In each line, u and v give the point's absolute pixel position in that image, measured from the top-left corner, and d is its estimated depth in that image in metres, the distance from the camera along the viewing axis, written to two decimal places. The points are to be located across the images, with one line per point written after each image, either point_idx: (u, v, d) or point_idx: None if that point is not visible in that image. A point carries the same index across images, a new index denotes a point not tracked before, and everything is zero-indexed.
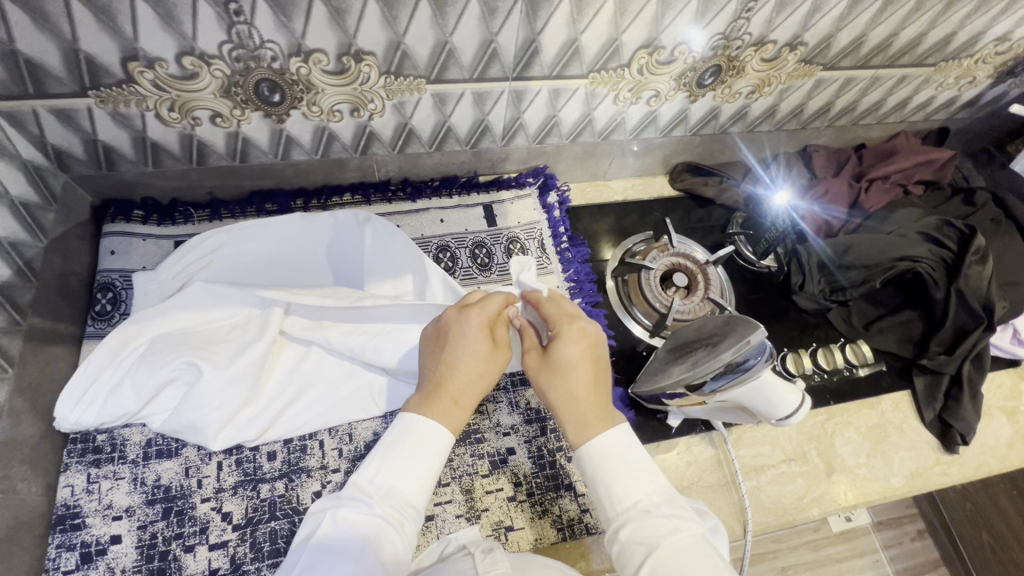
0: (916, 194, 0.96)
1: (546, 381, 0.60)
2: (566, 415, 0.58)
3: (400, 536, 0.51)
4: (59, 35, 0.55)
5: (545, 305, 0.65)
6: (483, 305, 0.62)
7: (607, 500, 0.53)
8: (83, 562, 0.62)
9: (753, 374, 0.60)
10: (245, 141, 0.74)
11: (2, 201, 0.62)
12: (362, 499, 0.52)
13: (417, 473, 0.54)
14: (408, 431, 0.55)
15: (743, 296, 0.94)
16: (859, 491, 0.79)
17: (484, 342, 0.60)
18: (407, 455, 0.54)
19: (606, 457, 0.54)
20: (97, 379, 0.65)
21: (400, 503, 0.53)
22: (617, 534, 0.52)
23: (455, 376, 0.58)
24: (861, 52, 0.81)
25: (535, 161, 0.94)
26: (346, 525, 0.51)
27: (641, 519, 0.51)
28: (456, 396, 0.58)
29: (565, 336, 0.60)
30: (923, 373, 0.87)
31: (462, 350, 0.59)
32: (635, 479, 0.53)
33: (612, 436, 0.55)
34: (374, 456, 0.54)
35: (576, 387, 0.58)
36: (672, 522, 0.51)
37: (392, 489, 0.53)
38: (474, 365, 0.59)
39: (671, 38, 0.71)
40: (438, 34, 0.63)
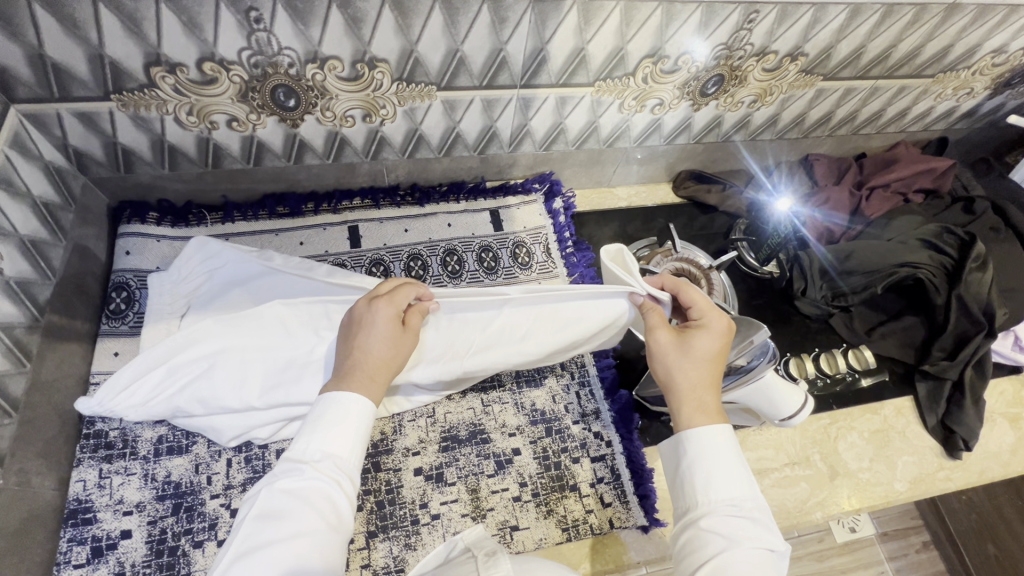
0: (916, 202, 0.98)
1: (672, 362, 0.56)
2: (682, 395, 0.55)
3: (339, 494, 0.48)
4: (87, 41, 0.57)
5: (685, 290, 0.61)
6: (394, 295, 0.58)
7: (698, 486, 0.51)
8: (94, 556, 0.62)
9: (756, 374, 0.62)
10: (259, 145, 0.76)
11: (25, 200, 0.64)
12: (296, 467, 0.48)
13: (350, 433, 0.51)
14: (328, 406, 0.51)
15: (746, 302, 0.95)
16: (861, 495, 0.80)
17: (395, 328, 0.57)
18: (336, 421, 0.51)
19: (708, 447, 0.52)
20: (144, 378, 0.63)
21: (343, 464, 0.50)
22: (696, 520, 0.50)
23: (364, 358, 0.55)
24: (861, 63, 0.83)
25: (541, 168, 0.96)
26: (284, 495, 0.47)
27: (727, 515, 0.49)
28: (370, 373, 0.54)
29: (711, 328, 0.57)
30: (926, 378, 0.88)
31: (371, 335, 0.56)
32: (730, 475, 0.50)
33: (726, 432, 0.52)
34: (304, 426, 0.51)
35: (701, 378, 0.55)
36: (757, 531, 0.48)
37: (332, 454, 0.50)
38: (385, 349, 0.56)
39: (675, 48, 0.73)
40: (449, 43, 0.65)
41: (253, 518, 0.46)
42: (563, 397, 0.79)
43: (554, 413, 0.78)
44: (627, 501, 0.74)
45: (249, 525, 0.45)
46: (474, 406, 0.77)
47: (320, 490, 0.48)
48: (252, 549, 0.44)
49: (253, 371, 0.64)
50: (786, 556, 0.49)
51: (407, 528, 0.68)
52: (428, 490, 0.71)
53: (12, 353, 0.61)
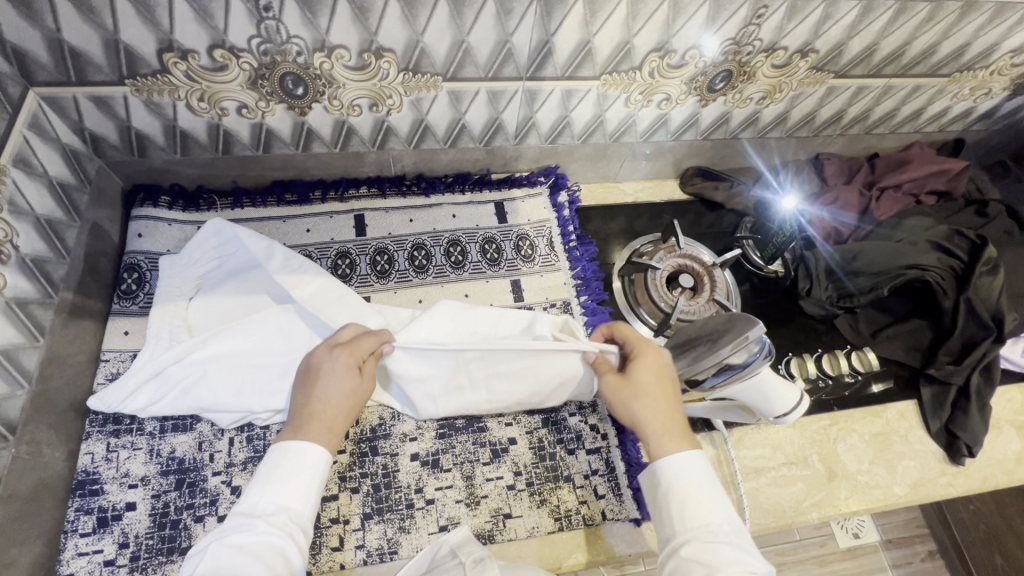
0: (928, 205, 0.96)
1: (620, 402, 0.62)
2: (648, 427, 0.60)
3: (291, 546, 0.52)
4: (102, 26, 0.59)
5: (618, 330, 0.69)
6: (356, 343, 0.64)
7: (676, 516, 0.55)
8: (99, 526, 0.65)
9: (751, 371, 0.61)
10: (269, 132, 0.77)
11: (42, 180, 0.66)
12: (248, 521, 0.52)
13: (302, 486, 0.56)
14: (280, 457, 0.56)
15: (750, 300, 0.95)
16: (859, 498, 0.79)
17: (353, 378, 0.62)
18: (289, 476, 0.55)
19: (680, 479, 0.56)
20: (146, 383, 0.68)
21: (295, 517, 0.54)
22: (677, 549, 0.54)
23: (323, 407, 0.60)
24: (874, 60, 0.82)
25: (547, 161, 0.96)
26: (233, 549, 0.50)
27: (707, 541, 0.53)
28: (327, 422, 0.60)
29: (643, 358, 0.63)
30: (931, 383, 0.86)
31: (328, 382, 0.61)
32: (705, 504, 0.55)
33: (693, 458, 0.57)
34: (256, 482, 0.55)
35: (652, 407, 0.60)
36: (738, 554, 0.52)
37: (284, 507, 0.54)
38: (340, 397, 0.61)
39: (682, 42, 0.73)
40: (455, 34, 0.66)
41: (201, 574, 0.48)
42: None
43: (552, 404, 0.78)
44: (620, 494, 0.74)
45: None
46: None
47: (271, 542, 0.51)
48: None
49: (252, 373, 0.70)
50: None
51: (402, 511, 0.69)
52: (424, 475, 0.72)
53: (25, 327, 0.63)
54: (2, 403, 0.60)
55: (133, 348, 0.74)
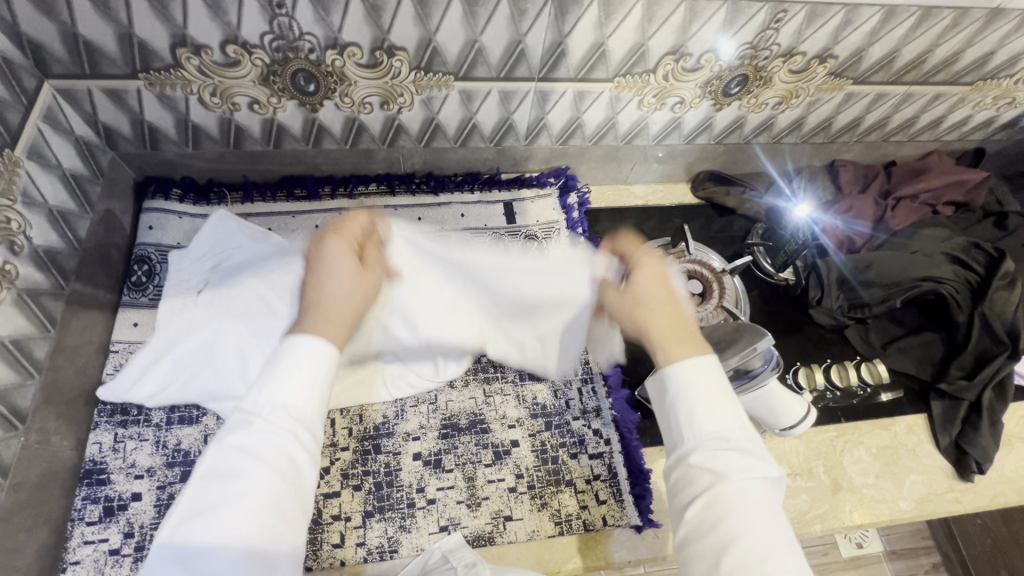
0: (945, 215, 0.94)
1: (628, 313, 0.55)
2: (656, 338, 0.52)
3: (298, 447, 0.45)
4: (117, 20, 0.59)
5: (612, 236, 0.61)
6: (346, 227, 0.59)
7: (685, 424, 0.48)
8: (105, 515, 0.65)
9: (758, 382, 0.60)
10: (280, 128, 0.77)
11: (55, 172, 0.67)
12: (247, 419, 0.45)
13: (310, 381, 0.47)
14: (285, 353, 0.48)
15: (758, 308, 0.94)
16: (864, 511, 0.78)
17: (351, 262, 0.56)
18: (291, 370, 0.47)
19: (692, 384, 0.49)
20: (155, 368, 0.70)
21: (300, 413, 0.46)
22: (686, 457, 0.47)
23: (323, 294, 0.53)
24: (894, 67, 0.80)
25: (557, 162, 0.95)
26: (233, 450, 0.43)
27: (717, 450, 0.46)
28: (327, 311, 0.52)
29: (642, 268, 0.57)
30: (941, 398, 0.85)
31: (328, 269, 0.55)
32: (714, 407, 0.48)
33: (706, 365, 0.49)
34: (257, 377, 0.47)
35: (661, 318, 0.53)
36: (749, 463, 0.46)
37: (287, 404, 0.46)
38: (343, 284, 0.55)
39: (698, 45, 0.72)
40: (468, 33, 0.66)
41: (199, 477, 0.42)
42: (564, 393, 0.79)
43: (555, 408, 0.78)
44: (622, 500, 0.74)
45: (197, 484, 0.42)
46: (475, 396, 0.77)
47: (274, 442, 0.44)
48: (199, 509, 0.41)
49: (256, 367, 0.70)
50: (778, 479, 0.47)
51: (403, 510, 0.70)
52: (425, 475, 0.72)
53: (37, 318, 0.63)
54: (9, 391, 0.60)
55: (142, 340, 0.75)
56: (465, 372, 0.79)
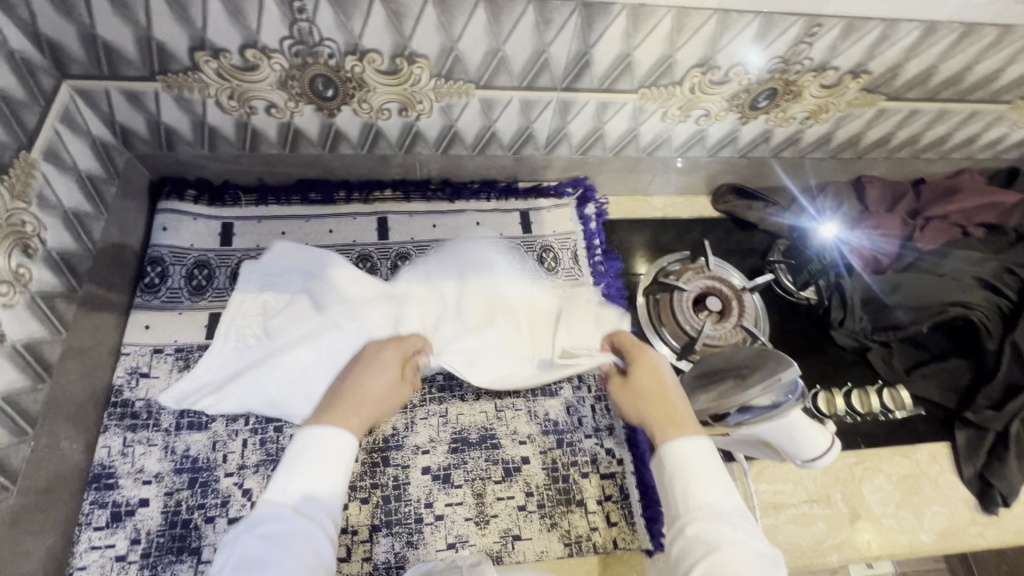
0: (977, 237, 0.90)
1: (626, 395, 0.61)
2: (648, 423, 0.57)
3: (323, 539, 0.47)
4: (136, 22, 0.58)
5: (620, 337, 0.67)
6: (402, 340, 0.66)
7: (679, 495, 0.50)
8: (112, 520, 0.65)
9: (780, 411, 0.58)
10: (296, 132, 0.76)
11: (70, 173, 0.66)
12: (277, 512, 0.47)
13: (330, 470, 0.51)
14: (313, 442, 0.51)
15: (778, 327, 0.91)
16: (883, 542, 0.76)
17: (394, 373, 0.62)
18: (322, 468, 0.50)
19: (685, 460, 0.52)
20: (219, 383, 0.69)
21: (319, 504, 0.49)
22: (683, 528, 0.49)
23: (357, 392, 0.59)
24: (930, 84, 0.78)
25: (576, 171, 0.93)
26: (263, 539, 0.45)
27: (712, 520, 0.48)
28: (355, 408, 0.56)
29: (644, 362, 0.63)
30: (967, 426, 0.83)
31: (370, 373, 0.61)
32: (711, 481, 0.50)
33: (700, 445, 0.53)
34: (282, 469, 0.50)
35: (651, 408, 0.59)
36: (744, 535, 0.47)
37: (305, 493, 0.49)
38: (382, 385, 0.61)
39: (726, 58, 0.70)
40: (491, 42, 0.64)
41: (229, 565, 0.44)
42: (577, 410, 0.78)
43: (567, 425, 0.77)
44: (633, 522, 0.72)
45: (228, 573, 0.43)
46: (486, 410, 0.76)
47: (303, 534, 0.46)
48: None
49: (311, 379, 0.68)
50: (775, 561, 0.48)
51: (410, 526, 0.69)
52: (434, 490, 0.71)
53: (49, 321, 0.63)
54: (20, 397, 0.59)
55: (153, 343, 0.75)
56: (476, 385, 0.77)
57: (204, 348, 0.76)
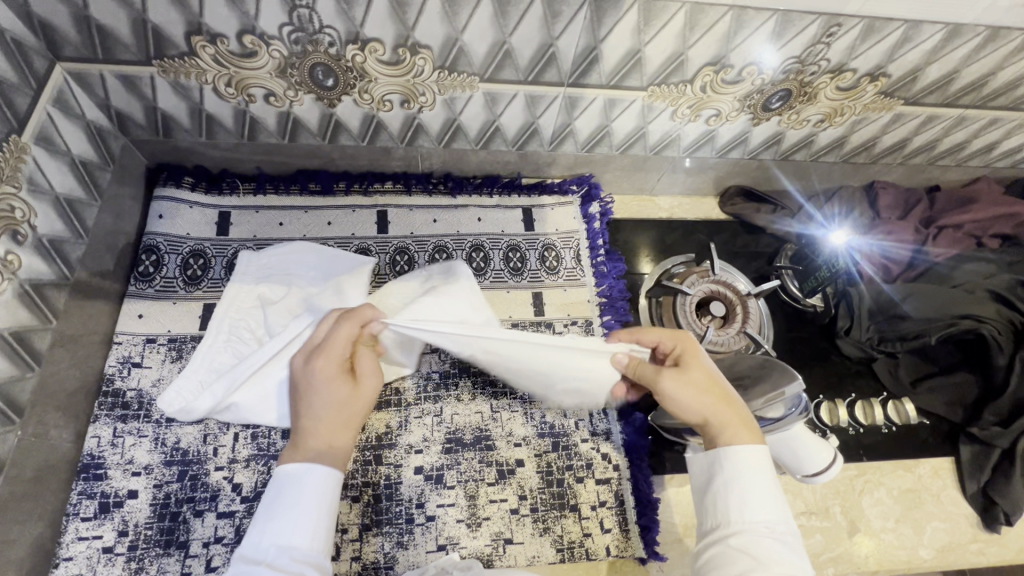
0: (991, 248, 0.88)
1: (685, 399, 0.56)
2: (715, 420, 0.55)
3: None
4: (130, 5, 0.56)
5: (640, 333, 0.63)
6: (331, 342, 0.60)
7: (731, 505, 0.51)
8: (100, 512, 0.64)
9: (783, 426, 0.57)
10: (296, 121, 0.75)
11: (64, 159, 0.64)
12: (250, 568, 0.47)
13: (306, 523, 0.50)
14: (283, 488, 0.52)
15: (782, 334, 0.90)
16: (881, 557, 0.75)
17: (342, 385, 0.59)
18: (290, 508, 0.50)
19: (744, 469, 0.52)
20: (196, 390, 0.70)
21: (300, 555, 0.49)
22: (726, 537, 0.49)
23: (313, 420, 0.57)
24: (950, 89, 0.75)
25: (581, 169, 0.91)
26: None
27: (759, 535, 0.49)
28: (324, 437, 0.56)
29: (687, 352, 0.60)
30: (972, 442, 0.81)
31: (316, 398, 0.58)
32: (765, 498, 0.50)
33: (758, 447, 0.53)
34: (255, 522, 0.51)
35: (712, 404, 0.56)
36: (789, 555, 0.48)
37: (285, 545, 0.49)
38: (333, 407, 0.58)
39: (740, 57, 0.68)
40: (497, 34, 0.62)
41: None
42: (573, 413, 0.76)
43: (563, 428, 0.75)
44: (627, 529, 0.71)
45: None
46: (481, 410, 0.75)
47: None
48: None
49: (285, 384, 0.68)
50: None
51: (401, 526, 0.68)
52: (426, 490, 0.70)
53: (39, 309, 0.62)
54: (8, 386, 0.58)
55: (146, 333, 0.74)
56: (472, 385, 0.76)
57: (198, 339, 0.75)
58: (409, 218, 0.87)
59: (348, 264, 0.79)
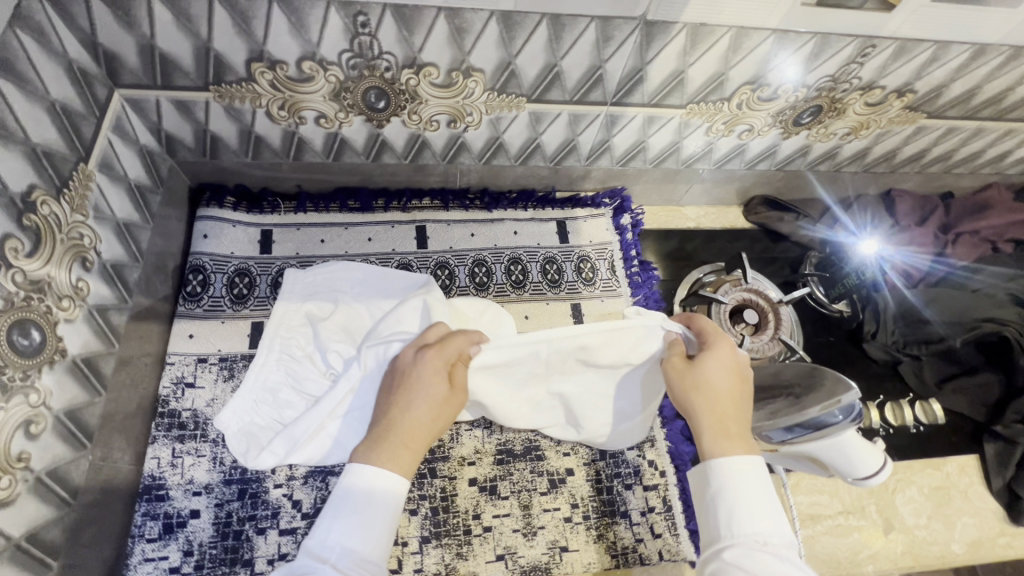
0: (1006, 252, 0.92)
1: (693, 388, 0.56)
2: (706, 424, 0.54)
3: None
4: (196, 35, 0.58)
5: (696, 321, 0.62)
6: (442, 345, 0.59)
7: (723, 519, 0.48)
8: (164, 532, 0.65)
9: (832, 430, 0.59)
10: (342, 141, 0.76)
11: (122, 184, 0.65)
12: (314, 566, 0.46)
13: (369, 528, 0.49)
14: (352, 482, 0.51)
15: (809, 338, 0.93)
16: (916, 553, 0.78)
17: (439, 386, 0.57)
18: (358, 509, 0.49)
19: (735, 479, 0.49)
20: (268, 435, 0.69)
21: (361, 560, 0.47)
22: (720, 552, 0.47)
23: (404, 419, 0.55)
24: (971, 103, 0.78)
25: (614, 182, 0.93)
26: None
27: (752, 549, 0.46)
28: (403, 438, 0.55)
29: (722, 351, 0.58)
30: (995, 439, 0.84)
31: (415, 393, 0.57)
32: (759, 510, 0.48)
33: (752, 461, 0.51)
34: (323, 516, 0.50)
35: (720, 412, 0.54)
36: (787, 569, 0.45)
37: (348, 549, 0.48)
38: (426, 409, 0.56)
39: (776, 77, 0.71)
40: (549, 57, 0.64)
41: None
42: None
43: None
44: (677, 534, 0.73)
45: None
46: None
47: None
48: None
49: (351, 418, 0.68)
50: None
51: (459, 537, 0.69)
52: (481, 501, 0.72)
53: (104, 333, 0.62)
54: (79, 410, 0.58)
55: (197, 353, 0.74)
56: None
57: (248, 358, 0.76)
58: (448, 233, 0.89)
59: (398, 280, 0.77)
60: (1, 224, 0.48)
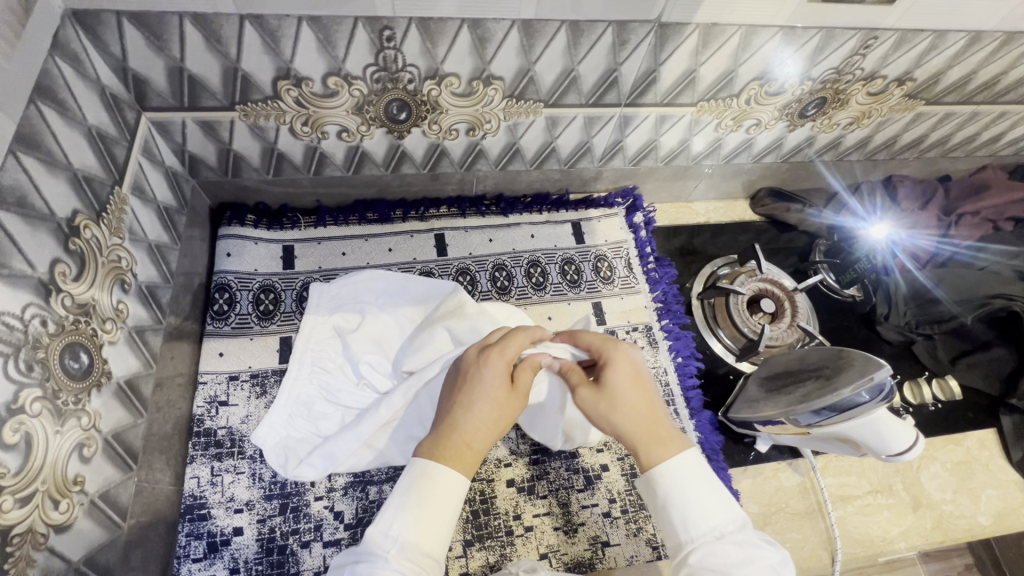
0: (1008, 230, 0.93)
1: (608, 409, 0.56)
2: (637, 438, 0.54)
3: None
4: (225, 56, 0.59)
5: (578, 334, 0.63)
6: (505, 345, 0.60)
7: (678, 524, 0.50)
8: (209, 551, 0.65)
9: (861, 410, 0.60)
10: (363, 154, 0.77)
11: (153, 206, 0.66)
12: (379, 555, 0.47)
13: (427, 520, 0.49)
14: (417, 476, 0.51)
15: (824, 324, 0.95)
16: (945, 528, 0.80)
17: (501, 386, 0.57)
18: (423, 503, 0.50)
19: (680, 480, 0.51)
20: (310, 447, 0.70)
21: (421, 552, 0.48)
22: (686, 557, 0.49)
23: (466, 418, 0.55)
24: (968, 88, 0.81)
25: (625, 182, 0.96)
26: None
27: (712, 546, 0.48)
28: (467, 439, 0.54)
29: (615, 361, 0.58)
30: (1011, 412, 0.87)
31: (477, 393, 0.56)
32: (708, 503, 0.50)
33: (689, 456, 0.52)
34: (389, 505, 0.50)
35: (640, 422, 0.55)
36: (749, 552, 0.47)
37: (410, 540, 0.48)
38: (488, 410, 0.56)
39: (782, 72, 0.73)
40: (567, 62, 0.66)
41: None
42: None
43: None
44: None
45: None
46: None
47: None
48: None
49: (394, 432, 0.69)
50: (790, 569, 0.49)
51: (502, 538, 0.70)
52: (521, 501, 0.72)
53: (141, 354, 0.63)
54: (124, 432, 0.59)
55: (228, 370, 0.74)
56: None
57: (280, 373, 0.76)
58: (466, 240, 0.90)
59: (421, 286, 0.78)
60: (50, 249, 0.49)
